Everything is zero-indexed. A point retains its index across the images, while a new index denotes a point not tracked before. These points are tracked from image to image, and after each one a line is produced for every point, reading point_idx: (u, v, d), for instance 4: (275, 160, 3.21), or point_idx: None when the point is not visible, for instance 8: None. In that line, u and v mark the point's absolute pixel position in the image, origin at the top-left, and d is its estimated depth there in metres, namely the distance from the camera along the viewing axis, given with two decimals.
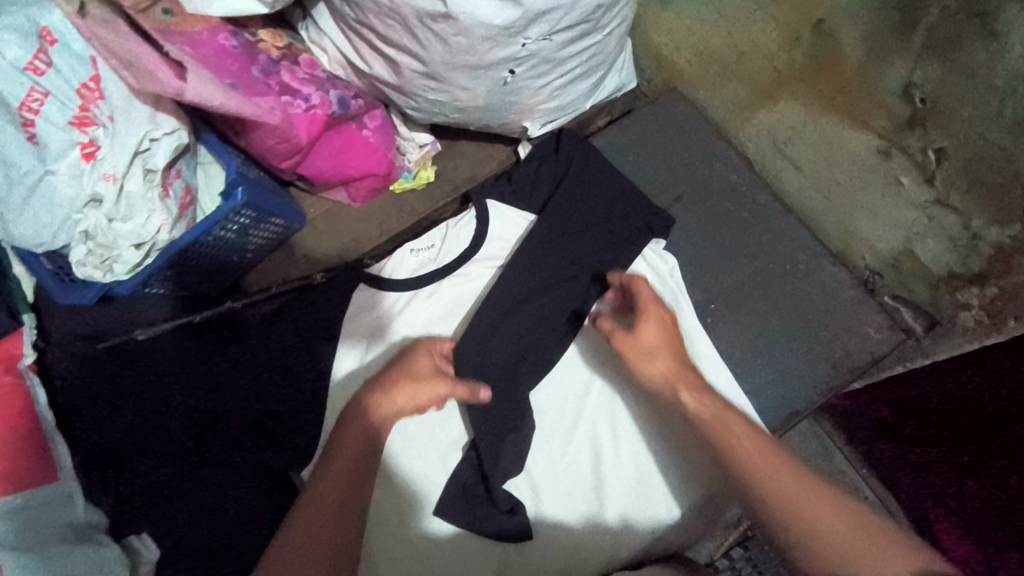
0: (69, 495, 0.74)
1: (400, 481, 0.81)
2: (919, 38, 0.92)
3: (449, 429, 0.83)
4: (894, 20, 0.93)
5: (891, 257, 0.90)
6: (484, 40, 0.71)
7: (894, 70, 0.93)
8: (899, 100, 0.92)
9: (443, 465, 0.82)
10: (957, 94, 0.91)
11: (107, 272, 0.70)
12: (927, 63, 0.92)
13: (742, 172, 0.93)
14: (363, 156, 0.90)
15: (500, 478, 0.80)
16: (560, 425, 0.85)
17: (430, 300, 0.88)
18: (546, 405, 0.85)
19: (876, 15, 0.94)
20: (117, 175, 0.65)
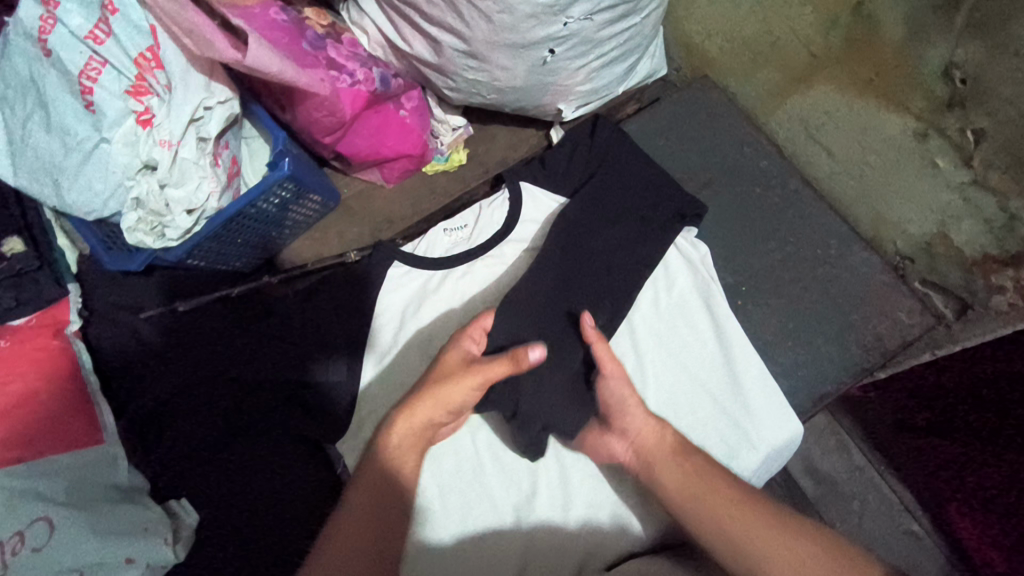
0: (114, 457, 0.76)
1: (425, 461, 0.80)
2: (962, 16, 0.92)
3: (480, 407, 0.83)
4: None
5: (924, 240, 0.91)
6: (528, 18, 0.73)
7: (935, 50, 0.93)
8: (939, 82, 0.93)
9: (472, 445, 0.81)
10: (999, 73, 0.91)
11: (158, 238, 0.72)
12: (969, 43, 0.92)
13: (774, 157, 0.94)
14: (400, 136, 0.91)
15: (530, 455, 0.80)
16: None
17: (463, 279, 0.89)
18: None
19: None
20: (172, 142, 0.67)
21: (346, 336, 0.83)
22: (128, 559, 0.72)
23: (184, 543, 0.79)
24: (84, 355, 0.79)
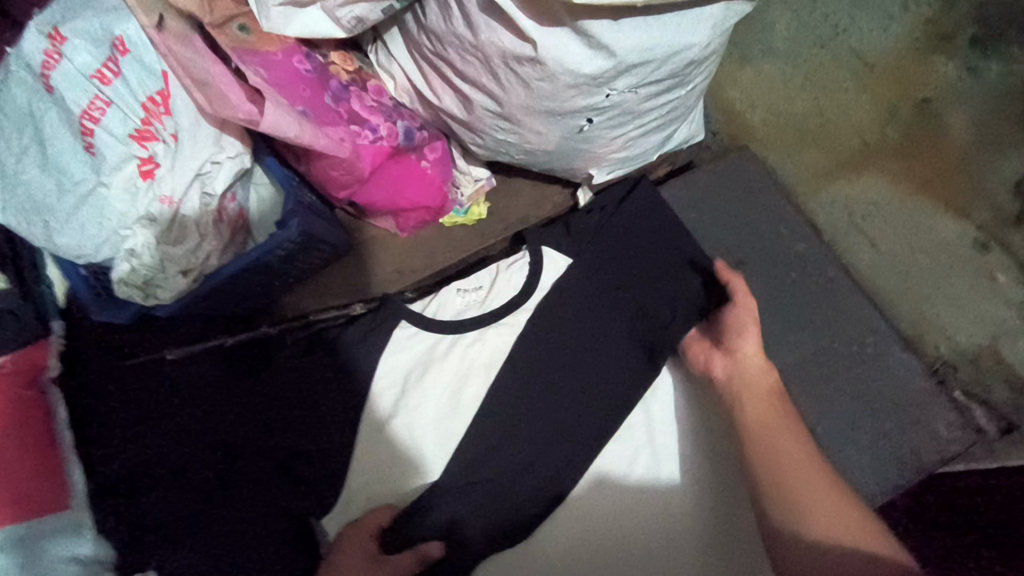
0: (76, 526, 0.71)
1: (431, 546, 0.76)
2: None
3: None
4: (1015, 110, 0.89)
5: (971, 351, 0.85)
6: (568, 88, 0.67)
7: (1006, 163, 0.88)
8: (1008, 194, 0.87)
9: None
10: None
11: (148, 296, 0.65)
12: None
13: (812, 242, 0.88)
14: (419, 188, 0.86)
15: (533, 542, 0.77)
16: (598, 500, 0.79)
17: (473, 347, 0.83)
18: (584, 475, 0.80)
19: (988, 95, 0.89)
20: (174, 198, 0.61)
21: (342, 400, 0.77)
22: None
23: None
24: (60, 402, 0.75)
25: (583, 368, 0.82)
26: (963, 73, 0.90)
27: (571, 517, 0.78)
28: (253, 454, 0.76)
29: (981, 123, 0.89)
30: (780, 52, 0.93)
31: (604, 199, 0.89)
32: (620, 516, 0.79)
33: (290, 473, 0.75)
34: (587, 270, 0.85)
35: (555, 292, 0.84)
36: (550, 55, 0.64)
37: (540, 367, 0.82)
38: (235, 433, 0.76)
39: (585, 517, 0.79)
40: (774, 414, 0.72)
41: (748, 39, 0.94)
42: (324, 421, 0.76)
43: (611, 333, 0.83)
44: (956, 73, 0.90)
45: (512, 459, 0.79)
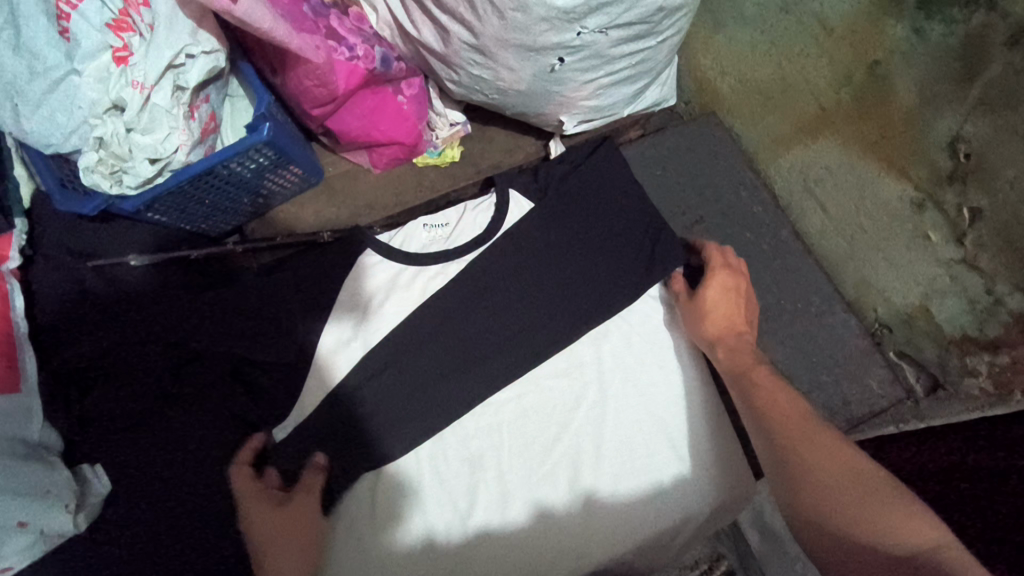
0: (26, 410, 0.72)
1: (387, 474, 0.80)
2: (976, 90, 0.91)
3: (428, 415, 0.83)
4: (953, 70, 0.92)
5: (905, 312, 0.89)
6: (541, 21, 0.70)
7: (943, 120, 0.92)
8: (943, 154, 0.91)
9: (431, 465, 0.81)
10: (1005, 152, 0.89)
11: (115, 184, 0.66)
12: (978, 118, 0.91)
13: (767, 205, 0.92)
14: (393, 121, 0.88)
15: (481, 474, 0.81)
16: (543, 434, 0.83)
17: (433, 282, 0.85)
18: (531, 410, 0.84)
19: (937, 64, 0.93)
20: (146, 85, 0.61)
21: (303, 311, 0.80)
22: (20, 524, 0.69)
23: (86, 512, 0.73)
24: (18, 291, 0.76)
25: (536, 315, 0.84)
26: (909, 35, 0.94)
27: (515, 451, 0.82)
28: (206, 359, 0.77)
29: (926, 85, 0.93)
30: (751, 22, 0.97)
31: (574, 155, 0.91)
32: (563, 451, 0.82)
33: (242, 377, 0.78)
34: (554, 215, 0.86)
35: (517, 236, 0.85)
36: None
37: (495, 310, 0.84)
38: (194, 341, 0.76)
39: (528, 451, 0.82)
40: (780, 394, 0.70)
41: (720, 8, 0.98)
42: (281, 335, 0.78)
43: (566, 288, 0.85)
44: (903, 36, 0.94)
45: (460, 393, 0.82)
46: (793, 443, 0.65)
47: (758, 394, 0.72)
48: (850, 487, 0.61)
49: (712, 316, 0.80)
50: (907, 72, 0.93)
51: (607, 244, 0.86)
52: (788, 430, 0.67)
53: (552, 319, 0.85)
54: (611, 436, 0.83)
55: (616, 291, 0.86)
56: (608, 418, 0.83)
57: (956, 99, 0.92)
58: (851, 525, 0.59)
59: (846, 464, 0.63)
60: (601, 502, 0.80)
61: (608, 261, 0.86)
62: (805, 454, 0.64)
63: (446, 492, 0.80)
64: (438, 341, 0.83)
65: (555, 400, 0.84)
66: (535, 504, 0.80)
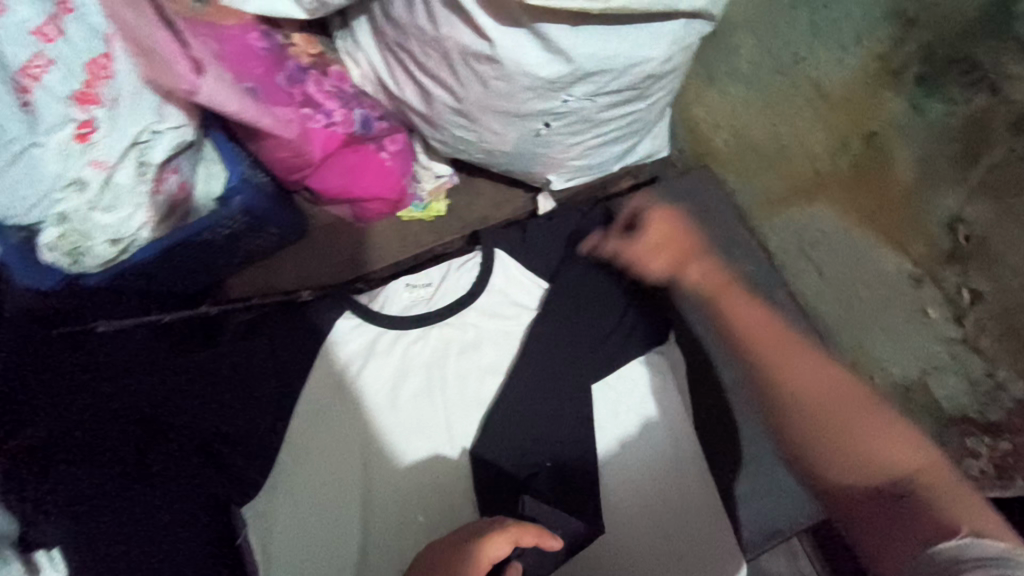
0: None
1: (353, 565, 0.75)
2: (978, 172, 0.87)
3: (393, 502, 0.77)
4: (954, 150, 0.88)
5: (905, 384, 0.86)
6: (525, 89, 0.68)
7: (942, 201, 0.88)
8: (943, 233, 0.88)
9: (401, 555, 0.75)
10: (1006, 235, 0.86)
11: (76, 262, 0.63)
12: (979, 200, 0.87)
13: (763, 265, 0.90)
14: (377, 179, 0.85)
15: None
16: None
17: (414, 344, 0.82)
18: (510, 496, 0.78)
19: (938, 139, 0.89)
20: (108, 163, 0.59)
21: (275, 386, 0.77)
22: None
23: None
24: None
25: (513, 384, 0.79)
26: (908, 110, 0.89)
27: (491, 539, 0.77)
28: (170, 433, 0.74)
29: (926, 160, 0.89)
30: (745, 78, 0.93)
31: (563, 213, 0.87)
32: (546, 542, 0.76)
33: (211, 453, 0.75)
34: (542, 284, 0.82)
35: (495, 297, 0.84)
36: (506, 55, 0.64)
37: (471, 381, 0.82)
38: (162, 417, 0.74)
39: None
40: (798, 356, 0.62)
41: (713, 61, 0.93)
42: (252, 406, 0.76)
43: (547, 359, 0.80)
44: (901, 109, 0.89)
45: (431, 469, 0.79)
46: (770, 359, 0.62)
47: (733, 336, 0.65)
48: (859, 415, 0.58)
49: (660, 251, 0.71)
50: (912, 146, 0.89)
51: (588, 314, 0.82)
52: (759, 346, 0.63)
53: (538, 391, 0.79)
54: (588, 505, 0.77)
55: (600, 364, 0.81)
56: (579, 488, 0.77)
57: (956, 179, 0.88)
58: (842, 471, 0.57)
59: (829, 382, 0.60)
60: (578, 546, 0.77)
61: (590, 329, 0.82)
62: (803, 427, 0.59)
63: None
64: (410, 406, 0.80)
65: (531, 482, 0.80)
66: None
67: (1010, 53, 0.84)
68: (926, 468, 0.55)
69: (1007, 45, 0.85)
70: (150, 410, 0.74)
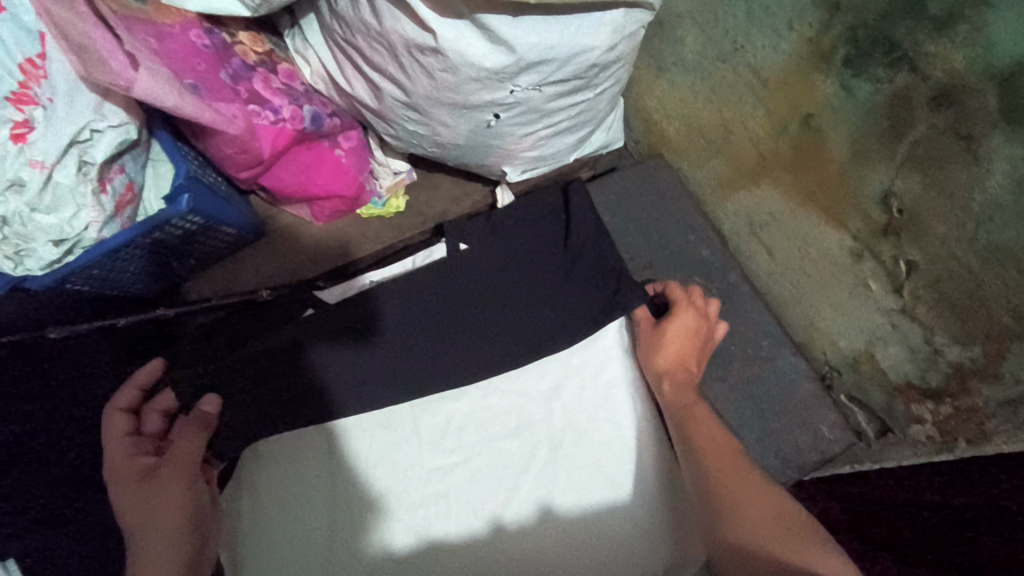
0: None
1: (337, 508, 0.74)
2: (903, 148, 0.92)
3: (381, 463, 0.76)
4: (883, 128, 0.93)
5: (852, 356, 0.90)
6: (471, 80, 0.68)
7: (874, 178, 0.92)
8: (876, 207, 0.92)
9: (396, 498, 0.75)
10: (932, 209, 0.91)
11: (19, 265, 0.62)
12: (907, 175, 0.92)
13: (716, 248, 0.93)
14: (332, 175, 0.85)
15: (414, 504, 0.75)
16: (504, 471, 0.77)
17: (378, 347, 0.77)
18: (495, 450, 0.78)
19: (867, 119, 0.93)
20: (46, 164, 0.58)
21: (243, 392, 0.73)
22: None
23: None
24: None
25: (481, 356, 0.79)
26: (837, 91, 0.94)
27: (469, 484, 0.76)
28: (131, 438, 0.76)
29: (858, 141, 0.93)
30: (691, 69, 0.96)
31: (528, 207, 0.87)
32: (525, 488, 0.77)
33: None
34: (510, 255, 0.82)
35: (453, 279, 0.81)
36: (450, 47, 0.64)
37: (436, 366, 0.78)
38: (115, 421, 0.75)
39: (481, 494, 0.76)
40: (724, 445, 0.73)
41: (661, 49, 0.97)
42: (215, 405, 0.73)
43: (519, 332, 0.79)
44: (832, 92, 0.94)
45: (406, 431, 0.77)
46: (725, 481, 0.69)
47: (704, 448, 0.73)
48: (753, 506, 0.66)
49: (669, 350, 0.82)
50: (843, 127, 0.93)
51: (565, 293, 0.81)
52: (720, 470, 0.70)
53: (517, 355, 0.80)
54: (561, 482, 0.77)
55: (569, 333, 0.80)
56: (561, 472, 0.77)
57: (887, 157, 0.93)
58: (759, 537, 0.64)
59: (757, 494, 0.67)
60: (554, 518, 0.75)
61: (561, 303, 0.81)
62: (728, 494, 0.68)
63: (401, 507, 0.75)
64: (380, 390, 0.76)
65: (506, 459, 0.78)
66: (491, 518, 0.75)
67: (926, 32, 0.93)
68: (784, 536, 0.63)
69: (924, 28, 0.93)
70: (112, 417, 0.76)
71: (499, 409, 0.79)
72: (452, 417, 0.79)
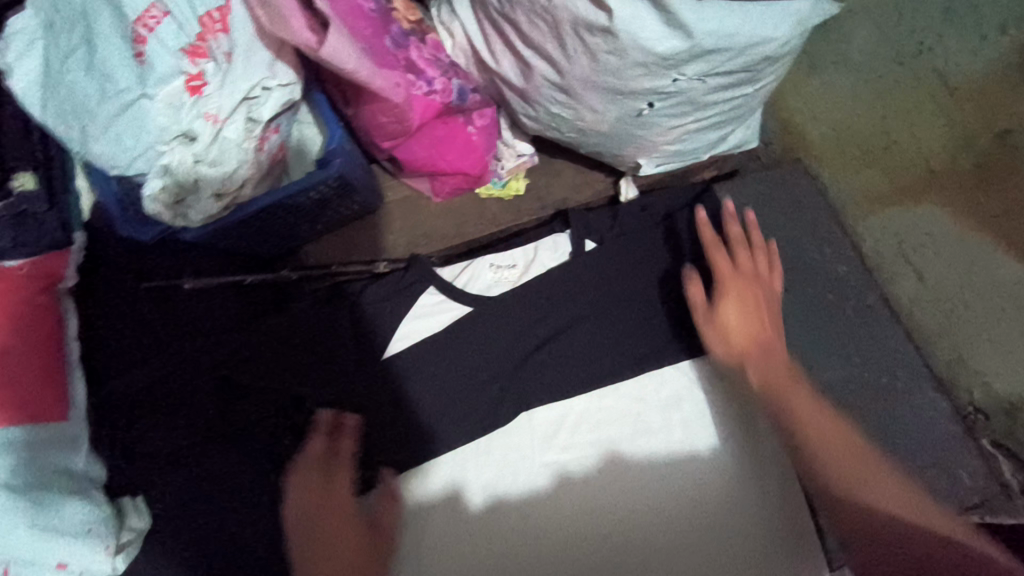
0: (76, 440, 0.68)
1: (451, 488, 0.76)
2: None
3: (501, 447, 0.77)
4: None
5: (1009, 402, 0.82)
6: (636, 66, 0.65)
7: None
8: None
9: (508, 485, 0.76)
10: None
11: (177, 215, 0.63)
12: None
13: (855, 265, 0.86)
14: (462, 153, 0.83)
15: (521, 489, 0.76)
16: (616, 472, 0.77)
17: (504, 334, 0.78)
18: (607, 451, 0.77)
19: None
20: (219, 118, 0.59)
21: (358, 354, 0.75)
22: (59, 565, 0.64)
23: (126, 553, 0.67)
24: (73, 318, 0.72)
25: (598, 353, 0.79)
26: None
27: (575, 477, 0.77)
28: (251, 399, 0.72)
29: None
30: (856, 66, 0.92)
31: (658, 202, 0.86)
32: (634, 496, 0.76)
33: (290, 419, 0.72)
34: (636, 256, 0.81)
35: (576, 277, 0.80)
36: (624, 28, 0.61)
37: (540, 362, 0.78)
38: (238, 378, 0.72)
39: (590, 490, 0.76)
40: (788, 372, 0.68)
41: (821, 48, 0.93)
42: (338, 363, 0.74)
43: (631, 336, 0.79)
44: None
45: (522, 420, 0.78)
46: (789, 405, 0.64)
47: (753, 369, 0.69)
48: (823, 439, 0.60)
49: (733, 334, 0.70)
50: None
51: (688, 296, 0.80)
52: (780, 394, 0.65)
53: (642, 354, 0.79)
54: (681, 490, 0.76)
55: (694, 342, 0.79)
56: (674, 488, 0.76)
57: None
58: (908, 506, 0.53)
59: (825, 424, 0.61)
60: (669, 527, 0.74)
61: (684, 312, 0.79)
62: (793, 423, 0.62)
63: (508, 492, 0.76)
64: (498, 377, 0.77)
65: (617, 461, 0.77)
66: (581, 502, 0.76)
67: None
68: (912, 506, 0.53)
69: None
70: (235, 370, 0.72)
71: (615, 412, 0.79)
72: (571, 411, 0.79)
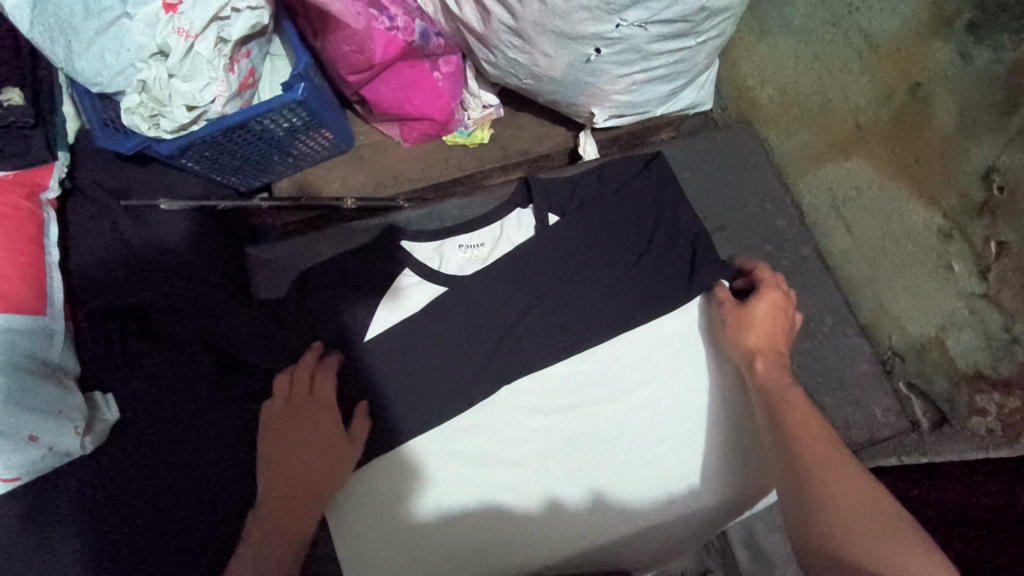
0: (50, 333, 0.74)
1: (426, 474, 0.78)
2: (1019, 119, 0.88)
3: (495, 431, 0.80)
4: (999, 97, 0.90)
5: (920, 341, 0.90)
6: (581, 9, 0.70)
7: (979, 151, 0.90)
8: (976, 183, 0.90)
9: (507, 470, 0.80)
10: None
11: (153, 126, 0.68)
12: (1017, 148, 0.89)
13: (792, 220, 0.92)
14: (428, 97, 0.89)
15: (513, 476, 0.79)
16: (594, 439, 0.81)
17: (459, 287, 0.80)
18: (585, 423, 0.82)
19: (982, 84, 0.91)
20: (191, 33, 0.64)
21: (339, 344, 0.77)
22: (32, 438, 0.69)
23: (93, 437, 0.74)
24: (54, 227, 0.78)
25: (546, 291, 0.81)
26: (955, 58, 0.93)
27: (559, 453, 0.80)
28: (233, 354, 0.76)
29: (965, 111, 0.92)
30: (797, 30, 0.99)
31: (613, 171, 0.87)
32: (599, 449, 0.81)
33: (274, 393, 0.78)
34: (589, 218, 0.83)
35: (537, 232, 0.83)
36: None
37: (498, 287, 0.80)
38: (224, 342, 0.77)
39: (571, 467, 0.80)
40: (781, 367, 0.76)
41: (769, 16, 1.00)
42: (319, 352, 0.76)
43: (580, 282, 0.82)
44: (948, 57, 0.94)
45: (463, 376, 0.79)
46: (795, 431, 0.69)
47: (787, 412, 0.71)
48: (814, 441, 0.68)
49: (756, 329, 0.78)
50: (956, 96, 0.93)
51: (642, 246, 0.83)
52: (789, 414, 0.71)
53: (589, 293, 0.82)
54: (628, 440, 0.81)
55: (653, 295, 0.83)
56: (638, 441, 0.81)
57: (998, 127, 0.89)
58: (862, 528, 0.59)
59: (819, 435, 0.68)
60: (633, 467, 0.81)
61: (638, 269, 0.83)
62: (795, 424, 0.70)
63: (498, 477, 0.79)
64: (448, 325, 0.79)
65: (602, 424, 0.82)
66: (570, 481, 0.80)
67: None
68: (877, 520, 0.59)
69: None
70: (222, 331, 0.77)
71: (560, 351, 0.82)
72: (542, 376, 0.82)
